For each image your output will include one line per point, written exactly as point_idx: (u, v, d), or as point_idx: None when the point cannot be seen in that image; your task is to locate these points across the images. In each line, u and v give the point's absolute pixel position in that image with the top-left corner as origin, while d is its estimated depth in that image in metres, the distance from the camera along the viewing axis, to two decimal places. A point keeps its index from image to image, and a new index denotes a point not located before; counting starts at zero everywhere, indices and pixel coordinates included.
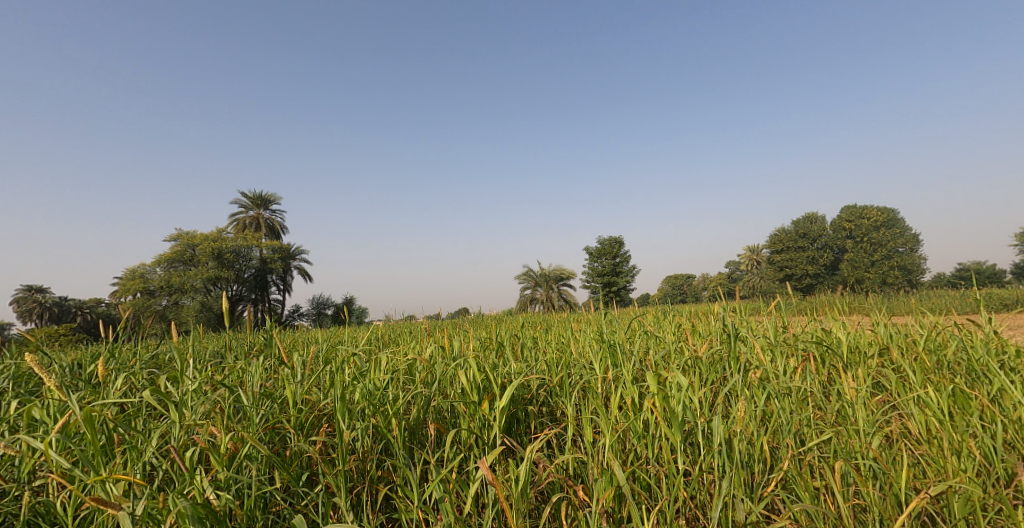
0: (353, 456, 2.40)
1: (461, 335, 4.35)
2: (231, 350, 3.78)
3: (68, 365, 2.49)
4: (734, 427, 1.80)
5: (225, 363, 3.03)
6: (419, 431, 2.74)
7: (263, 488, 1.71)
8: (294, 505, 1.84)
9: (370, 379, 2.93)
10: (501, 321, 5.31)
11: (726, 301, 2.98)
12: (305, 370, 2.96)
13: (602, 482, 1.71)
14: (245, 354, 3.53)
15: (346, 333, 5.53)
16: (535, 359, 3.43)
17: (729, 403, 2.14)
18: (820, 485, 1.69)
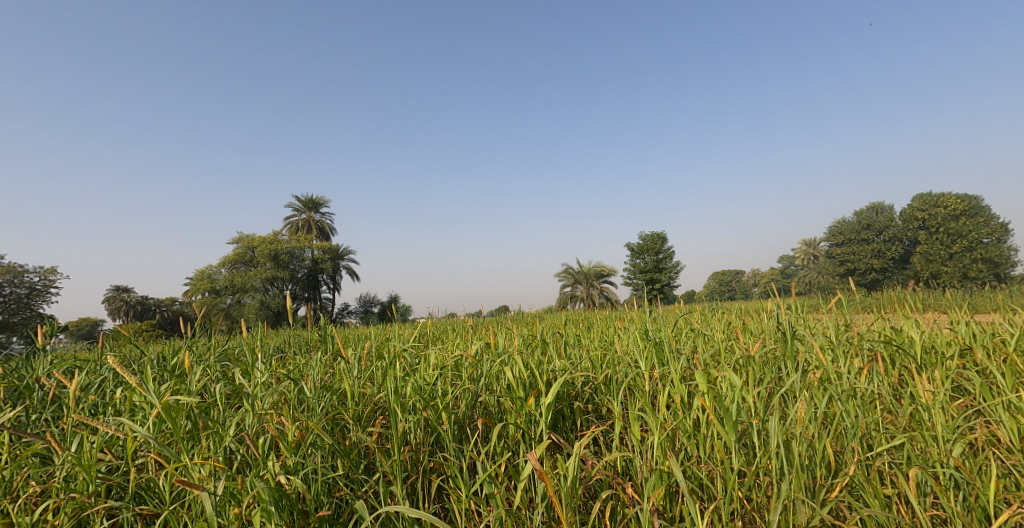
0: (407, 449, 2.49)
1: (505, 332, 4.40)
2: (289, 346, 3.99)
3: (154, 358, 2.72)
4: (794, 429, 1.74)
5: (286, 357, 3.20)
6: (466, 426, 2.80)
7: (329, 474, 1.80)
8: (356, 492, 1.93)
9: (419, 375, 3.02)
10: (543, 318, 5.32)
11: (780, 298, 2.86)
12: (358, 365, 3.08)
13: (652, 481, 1.70)
14: (302, 350, 3.72)
15: (391, 330, 5.69)
16: (579, 356, 3.43)
17: (787, 405, 2.07)
18: (892, 493, 1.60)
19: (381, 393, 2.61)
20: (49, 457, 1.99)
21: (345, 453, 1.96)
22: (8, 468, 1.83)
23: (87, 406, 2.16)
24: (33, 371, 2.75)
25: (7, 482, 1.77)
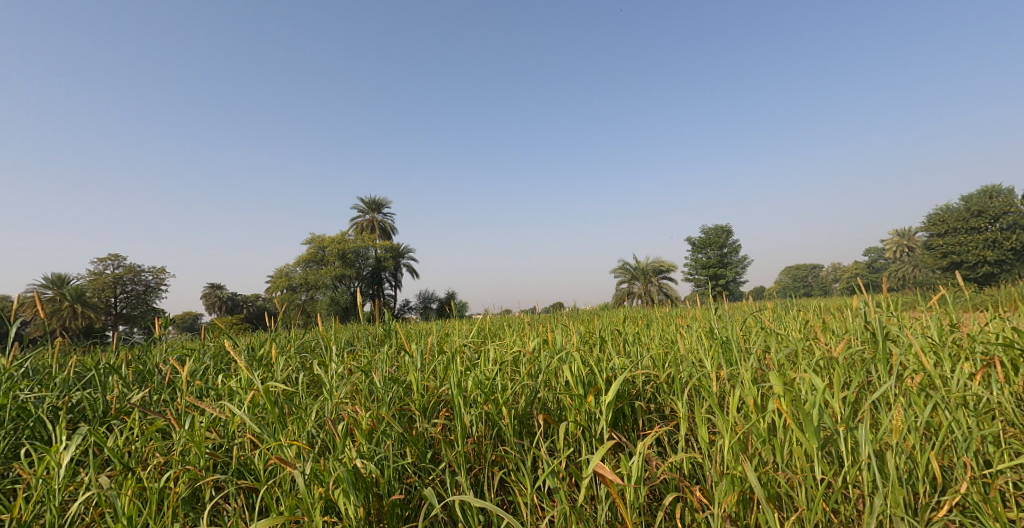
0: (470, 440, 2.56)
1: (562, 329, 4.39)
2: (356, 340, 4.19)
3: (245, 348, 2.98)
4: (888, 439, 1.62)
5: (355, 351, 3.38)
6: (526, 421, 2.83)
7: (399, 461, 1.91)
8: (423, 479, 2.03)
9: (480, 370, 3.08)
10: (600, 315, 5.25)
11: (867, 295, 2.66)
12: (421, 359, 3.19)
13: (723, 486, 1.65)
14: (369, 344, 3.91)
15: (449, 326, 5.84)
16: (639, 354, 3.36)
17: (880, 412, 1.92)
18: (1015, 516, 1.45)
19: (444, 387, 2.70)
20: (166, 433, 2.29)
21: (413, 442, 2.06)
22: (135, 440, 2.10)
23: (194, 391, 2.44)
24: (150, 360, 3.18)
25: (135, 454, 2.04)
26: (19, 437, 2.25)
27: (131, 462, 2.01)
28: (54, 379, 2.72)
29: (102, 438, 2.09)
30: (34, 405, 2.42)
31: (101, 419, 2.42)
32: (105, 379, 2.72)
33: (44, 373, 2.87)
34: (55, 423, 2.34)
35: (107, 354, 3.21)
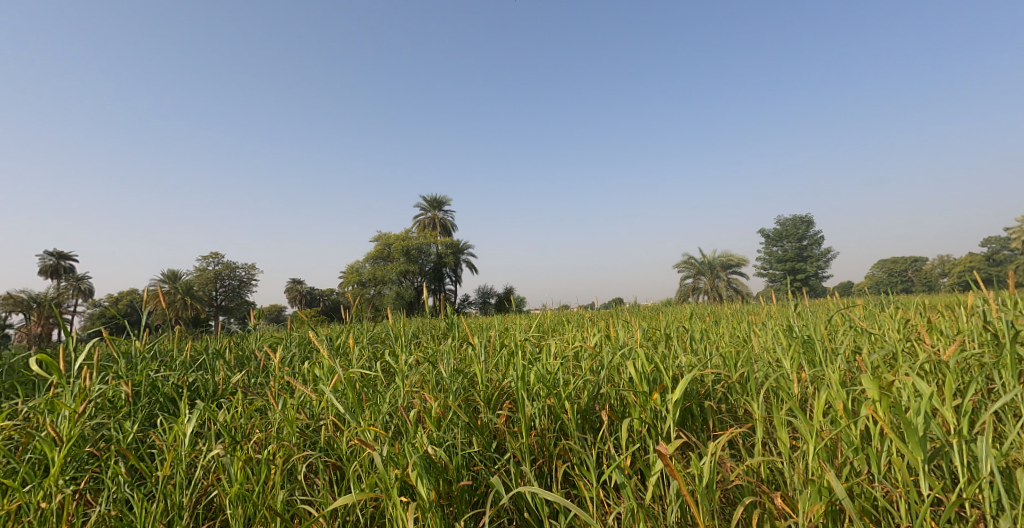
0: (533, 433, 2.57)
1: (624, 325, 4.29)
2: (420, 333, 4.32)
3: (327, 340, 3.25)
4: (1017, 455, 1.43)
5: (419, 343, 3.49)
6: (589, 417, 2.79)
7: (466, 450, 2.01)
8: (489, 468, 2.11)
9: (542, 363, 3.08)
10: (665, 311, 5.07)
11: (987, 293, 2.36)
12: (484, 352, 3.23)
13: (809, 495, 1.54)
14: (432, 337, 4.02)
15: (510, 320, 5.89)
16: (708, 351, 3.22)
17: (1004, 425, 1.70)
18: None
19: (507, 380, 2.72)
20: (263, 411, 2.73)
21: (479, 430, 2.14)
22: (239, 417, 2.54)
23: (285, 376, 2.85)
24: (247, 347, 3.68)
25: (240, 428, 2.47)
26: (152, 409, 2.70)
27: (238, 435, 2.45)
28: (176, 362, 3.24)
29: (214, 415, 2.54)
30: (162, 382, 2.89)
31: (212, 396, 2.89)
32: (213, 363, 3.19)
33: (168, 357, 3.35)
34: (179, 402, 2.78)
35: (213, 342, 3.67)
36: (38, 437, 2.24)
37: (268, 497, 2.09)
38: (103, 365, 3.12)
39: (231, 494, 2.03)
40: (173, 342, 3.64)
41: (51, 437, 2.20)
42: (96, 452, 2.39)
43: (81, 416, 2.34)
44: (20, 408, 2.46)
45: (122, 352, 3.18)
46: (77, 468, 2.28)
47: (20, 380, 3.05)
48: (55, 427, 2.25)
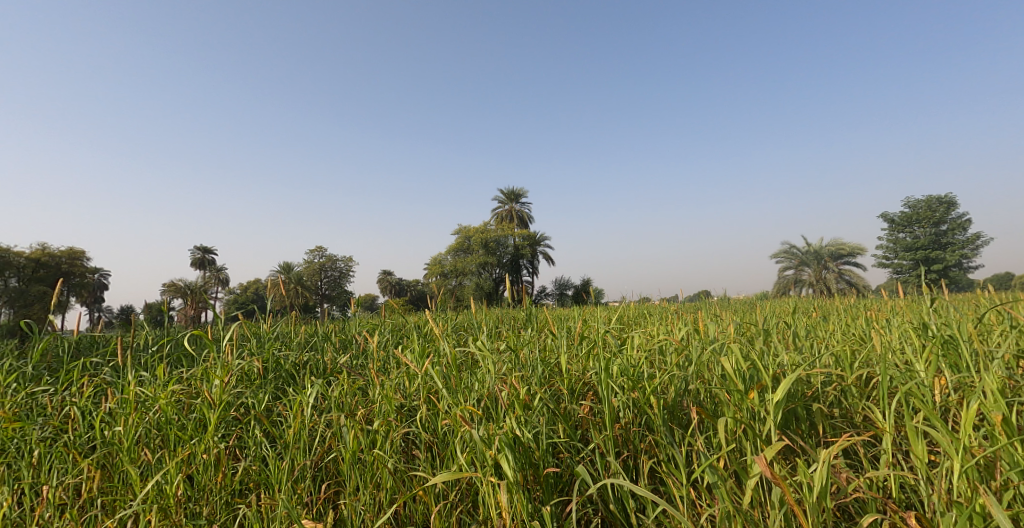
0: (618, 426, 2.49)
1: (715, 318, 4.03)
2: (501, 323, 4.38)
3: (420, 336, 3.45)
4: None
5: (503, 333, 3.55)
6: (677, 412, 2.66)
7: (551, 437, 2.29)
8: (574, 455, 2.37)
9: (627, 355, 2.99)
10: (763, 304, 4.67)
11: None
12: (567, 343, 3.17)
13: (955, 518, 1.32)
14: (514, 327, 4.06)
15: (591, 311, 5.79)
16: (816, 350, 2.92)
17: None
18: None
19: (590, 372, 2.67)
20: (366, 389, 3.02)
21: (563, 420, 2.42)
22: (346, 394, 2.85)
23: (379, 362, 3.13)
24: (349, 331, 3.97)
25: (347, 404, 2.79)
26: (278, 382, 3.10)
27: (348, 409, 2.77)
28: (293, 342, 3.63)
29: (326, 390, 2.87)
30: (284, 359, 3.27)
31: (322, 374, 3.22)
32: (322, 344, 3.54)
33: (288, 338, 3.78)
34: (298, 379, 3.13)
35: (322, 326, 4.06)
36: (199, 401, 2.73)
37: (376, 465, 2.42)
38: (239, 343, 3.58)
39: (348, 458, 2.42)
40: (290, 325, 4.05)
41: (207, 402, 2.67)
42: (239, 416, 2.83)
43: (227, 386, 2.81)
44: (184, 374, 2.96)
45: (253, 332, 3.65)
46: (226, 428, 2.74)
47: (183, 352, 3.57)
48: (210, 393, 2.70)
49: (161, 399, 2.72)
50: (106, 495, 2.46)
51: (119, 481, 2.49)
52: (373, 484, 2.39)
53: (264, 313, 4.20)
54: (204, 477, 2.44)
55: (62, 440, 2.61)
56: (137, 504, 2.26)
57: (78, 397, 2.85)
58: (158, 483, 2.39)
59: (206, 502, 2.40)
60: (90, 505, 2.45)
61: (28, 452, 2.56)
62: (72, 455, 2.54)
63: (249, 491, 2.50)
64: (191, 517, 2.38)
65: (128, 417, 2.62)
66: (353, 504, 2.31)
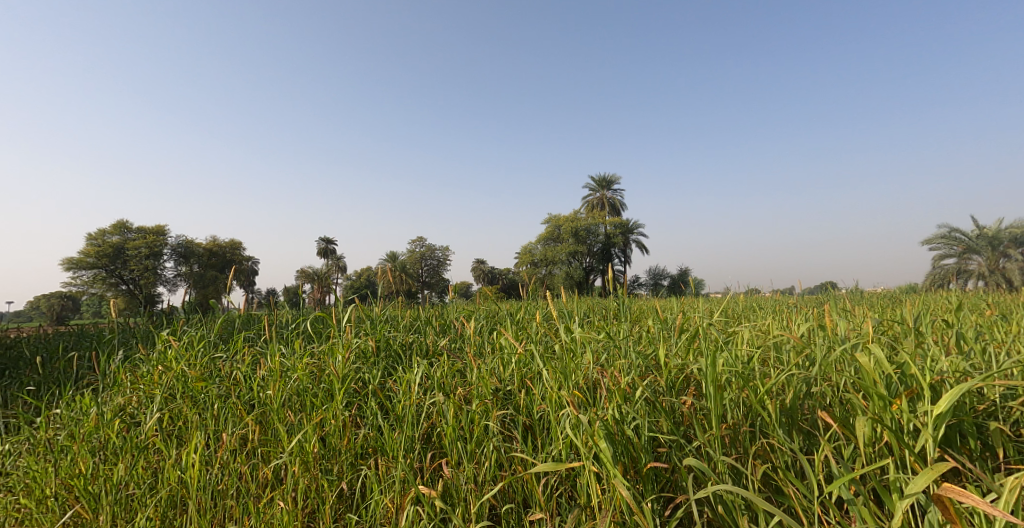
0: (723, 427, 2.21)
1: (844, 313, 3.46)
2: (595, 312, 4.18)
3: (518, 323, 3.38)
4: None
5: (602, 322, 3.36)
6: (801, 415, 2.31)
7: (651, 429, 2.11)
8: (677, 452, 2.16)
9: (736, 350, 2.63)
10: (906, 300, 3.96)
11: None
12: (670, 334, 2.89)
13: None
14: (607, 317, 3.84)
15: (693, 302, 5.35)
16: (993, 356, 2.35)
17: None
18: None
19: (691, 365, 2.40)
20: (464, 371, 3.00)
21: (664, 413, 2.21)
22: (448, 375, 2.84)
23: (476, 345, 3.12)
24: (448, 316, 4.02)
25: (446, 383, 2.79)
26: (391, 359, 3.20)
27: (449, 389, 2.76)
28: (400, 323, 3.73)
29: (429, 370, 2.89)
30: (392, 339, 3.38)
31: (425, 355, 3.28)
32: (425, 327, 3.60)
33: (395, 320, 3.93)
34: (403, 358, 3.22)
35: (425, 310, 4.16)
36: (327, 373, 2.91)
37: (475, 443, 2.40)
38: (357, 323, 3.79)
39: (451, 435, 2.42)
40: (398, 309, 4.20)
41: (334, 375, 2.86)
42: (358, 389, 2.94)
43: (348, 361, 2.98)
44: (315, 349, 3.19)
45: (367, 315, 3.84)
46: (349, 399, 2.86)
47: (315, 329, 3.88)
48: (335, 368, 2.89)
49: (300, 369, 2.94)
50: (265, 446, 2.73)
51: (271, 437, 2.73)
52: (475, 460, 2.37)
53: (373, 297, 4.41)
54: (335, 439, 2.58)
55: (232, 397, 2.97)
56: (285, 456, 2.48)
57: (241, 364, 3.23)
58: (300, 439, 2.58)
59: (336, 461, 2.54)
60: (253, 454, 2.73)
61: (211, 404, 2.95)
62: (239, 409, 2.85)
63: (370, 454, 2.60)
64: (325, 473, 2.53)
65: (275, 383, 2.89)
66: (456, 478, 2.30)
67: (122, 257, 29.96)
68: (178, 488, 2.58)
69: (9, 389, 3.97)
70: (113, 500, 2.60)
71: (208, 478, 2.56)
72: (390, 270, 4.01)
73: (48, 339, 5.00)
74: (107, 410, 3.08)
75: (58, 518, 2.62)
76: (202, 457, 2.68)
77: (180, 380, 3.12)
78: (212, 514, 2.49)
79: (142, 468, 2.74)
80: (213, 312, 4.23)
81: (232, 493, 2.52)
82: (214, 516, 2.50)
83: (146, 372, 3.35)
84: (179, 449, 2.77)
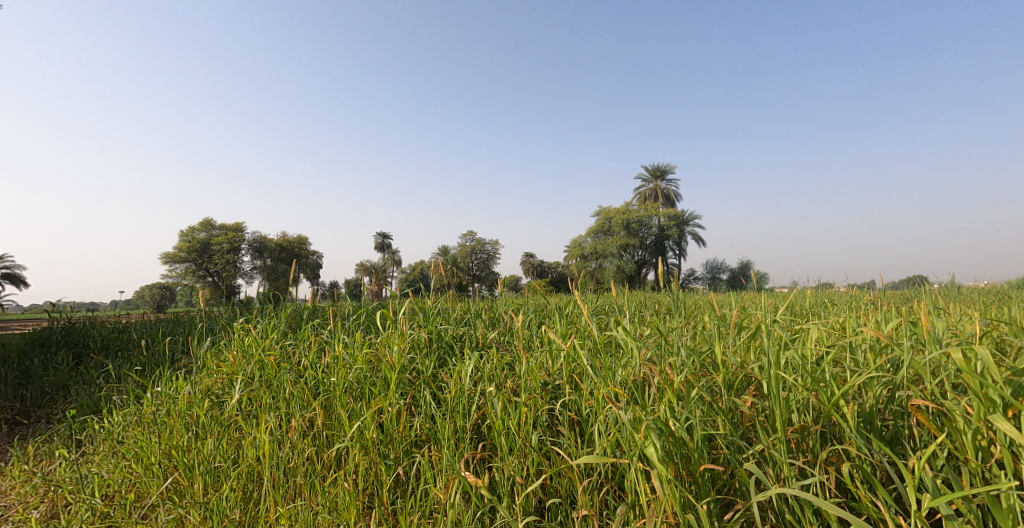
0: (790, 431, 2.08)
1: (932, 310, 3.14)
2: (649, 307, 4.06)
3: (568, 317, 3.34)
4: None
5: (657, 318, 3.25)
6: (882, 422, 2.11)
7: (707, 429, 2.02)
8: (737, 454, 2.06)
9: (805, 348, 2.46)
10: (1008, 297, 3.54)
11: None
12: (726, 331, 2.74)
13: None
14: (662, 313, 3.72)
15: (759, 298, 5.07)
16: None
17: None
18: None
19: (755, 365, 2.26)
20: (513, 364, 3.00)
21: (721, 413, 2.10)
22: (497, 368, 2.86)
23: (525, 339, 3.12)
24: (497, 309, 4.03)
25: (497, 376, 2.80)
26: (442, 352, 3.25)
27: (497, 382, 2.77)
28: (451, 316, 3.79)
29: (478, 363, 2.91)
30: (444, 332, 3.44)
31: (476, 348, 3.31)
32: (475, 321, 3.63)
33: (448, 313, 3.99)
34: (454, 351, 3.27)
35: (476, 303, 4.20)
36: (384, 363, 3.00)
37: (522, 436, 2.41)
38: (411, 316, 3.88)
39: (499, 427, 2.44)
40: (449, 302, 4.26)
41: (389, 365, 2.95)
42: (413, 379, 3.01)
43: (403, 352, 3.05)
44: (373, 340, 3.29)
45: (420, 308, 3.92)
46: (403, 388, 2.93)
47: (373, 321, 4.01)
48: (391, 358, 2.97)
49: (359, 359, 3.05)
50: (329, 430, 2.84)
51: (336, 421, 2.84)
52: (522, 452, 2.38)
53: (427, 290, 4.51)
54: (391, 426, 2.67)
55: (300, 381, 3.13)
56: (347, 440, 2.59)
57: (309, 351, 3.40)
58: (360, 425, 2.68)
59: (393, 447, 2.63)
60: (320, 436, 2.87)
61: (282, 388, 3.11)
62: (307, 394, 3.00)
63: (423, 442, 2.66)
64: (383, 457, 2.62)
65: (339, 371, 3.02)
66: (503, 469, 2.33)
67: (204, 252, 32.54)
68: (255, 464, 2.78)
69: (119, 369, 4.43)
70: (203, 471, 2.85)
71: (281, 455, 2.73)
72: (441, 263, 4.08)
73: (149, 326, 5.53)
74: (197, 390, 3.34)
75: (161, 484, 2.92)
76: (275, 437, 2.85)
77: (256, 366, 3.34)
78: (284, 489, 2.65)
79: (227, 443, 2.96)
80: (282, 302, 4.48)
81: (301, 470, 2.67)
82: (286, 492, 2.66)
83: (228, 357, 3.60)
84: (257, 429, 2.97)
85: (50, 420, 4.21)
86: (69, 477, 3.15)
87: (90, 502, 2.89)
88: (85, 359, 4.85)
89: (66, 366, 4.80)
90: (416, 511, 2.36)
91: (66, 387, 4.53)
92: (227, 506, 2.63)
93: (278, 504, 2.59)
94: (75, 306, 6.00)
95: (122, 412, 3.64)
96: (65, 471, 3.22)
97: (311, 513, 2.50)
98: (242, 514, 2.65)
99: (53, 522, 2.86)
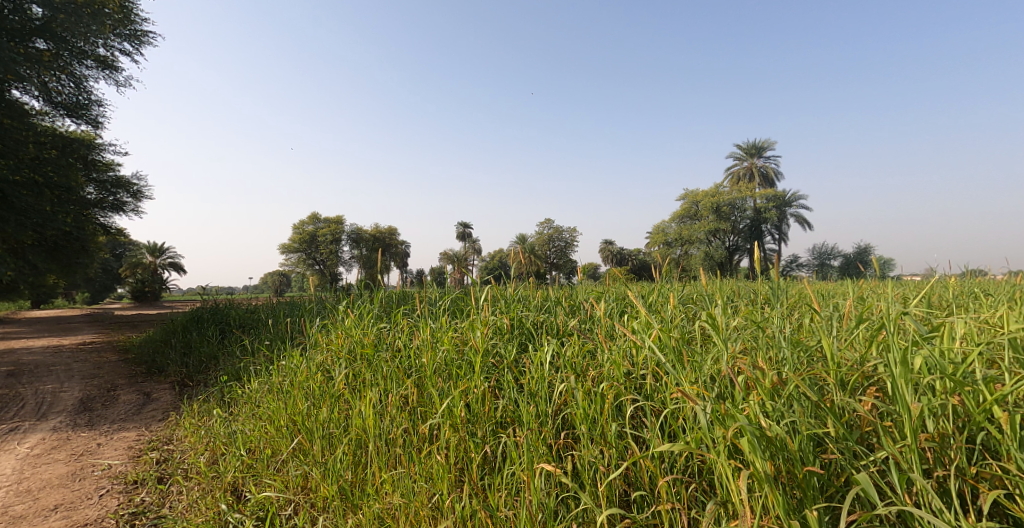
0: (923, 438, 1.84)
1: None
2: (743, 299, 3.78)
3: (653, 305, 3.21)
4: None
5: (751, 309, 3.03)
6: None
7: (811, 429, 1.86)
8: (852, 460, 1.87)
9: (940, 348, 2.14)
10: None
11: None
12: (836, 324, 2.47)
13: None
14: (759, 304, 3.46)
15: (881, 288, 4.50)
16: None
17: None
18: None
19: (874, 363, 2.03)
20: (595, 352, 2.96)
21: (830, 413, 1.93)
22: (579, 355, 2.85)
23: (606, 327, 3.07)
24: (578, 297, 3.99)
25: (578, 363, 2.79)
26: (524, 338, 3.30)
27: (579, 369, 2.76)
28: (531, 304, 3.84)
29: (560, 350, 2.91)
30: (526, 318, 3.47)
31: (556, 335, 3.31)
32: (555, 308, 3.64)
33: (531, 299, 4.03)
34: (538, 338, 3.30)
35: (558, 291, 4.20)
36: (469, 348, 3.12)
37: (604, 425, 2.39)
38: (494, 302, 3.96)
39: (580, 416, 2.43)
40: (529, 288, 4.28)
41: (474, 349, 3.06)
42: (496, 363, 3.10)
43: (486, 336, 3.14)
44: (459, 325, 3.42)
45: (502, 294, 3.99)
46: (487, 372, 3.03)
47: (458, 306, 4.16)
48: (476, 342, 3.08)
49: (447, 342, 3.20)
50: (422, 406, 3.02)
51: (427, 399, 3.01)
52: (605, 441, 2.35)
53: (508, 278, 4.58)
54: (478, 406, 2.78)
55: (395, 360, 3.34)
56: (437, 417, 2.74)
57: (402, 333, 3.62)
58: (449, 404, 2.81)
59: (480, 426, 2.73)
60: (414, 411, 3.05)
61: (380, 367, 3.36)
62: (401, 373, 3.21)
63: (508, 424, 2.74)
64: (471, 435, 2.73)
65: (427, 353, 3.19)
66: (584, 456, 2.32)
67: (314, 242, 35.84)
68: (361, 432, 3.03)
69: (252, 344, 5.06)
70: (321, 435, 3.16)
71: (383, 427, 2.94)
72: (521, 251, 4.11)
73: (274, 307, 6.22)
74: (311, 365, 3.72)
75: (289, 443, 3.28)
76: (376, 410, 3.08)
77: (358, 345, 3.64)
78: (387, 457, 2.87)
79: (338, 413, 3.25)
80: (378, 288, 4.81)
81: (400, 441, 2.87)
82: (388, 459, 2.87)
83: (335, 337, 3.95)
84: (361, 401, 3.23)
85: (205, 384, 4.94)
86: (222, 432, 3.66)
87: (238, 454, 3.35)
88: (228, 334, 5.62)
89: (214, 339, 5.60)
90: (504, 488, 2.44)
91: (215, 357, 5.26)
92: (340, 466, 2.92)
93: (383, 470, 2.80)
94: (219, 289, 6.95)
95: (255, 379, 4.16)
96: (218, 426, 3.77)
97: (410, 479, 2.67)
98: (353, 476, 2.90)
99: (214, 467, 3.36)
